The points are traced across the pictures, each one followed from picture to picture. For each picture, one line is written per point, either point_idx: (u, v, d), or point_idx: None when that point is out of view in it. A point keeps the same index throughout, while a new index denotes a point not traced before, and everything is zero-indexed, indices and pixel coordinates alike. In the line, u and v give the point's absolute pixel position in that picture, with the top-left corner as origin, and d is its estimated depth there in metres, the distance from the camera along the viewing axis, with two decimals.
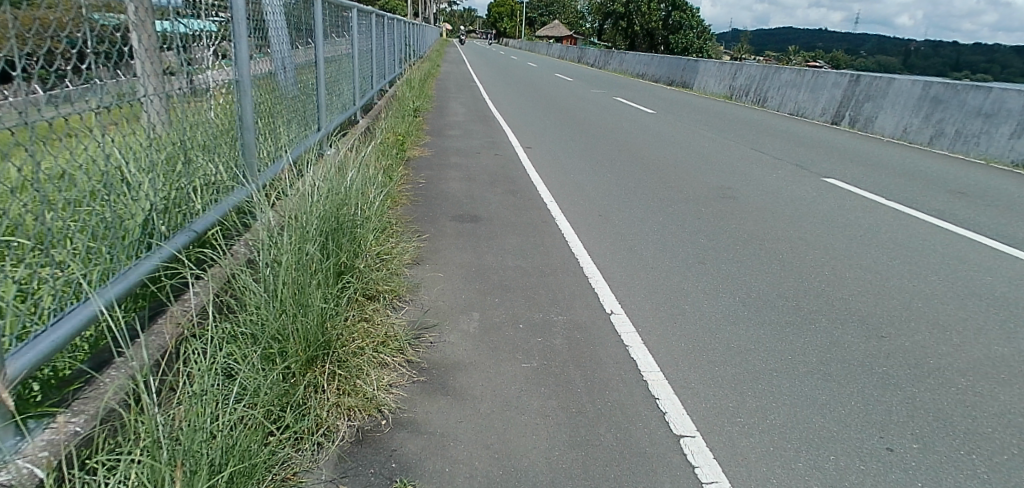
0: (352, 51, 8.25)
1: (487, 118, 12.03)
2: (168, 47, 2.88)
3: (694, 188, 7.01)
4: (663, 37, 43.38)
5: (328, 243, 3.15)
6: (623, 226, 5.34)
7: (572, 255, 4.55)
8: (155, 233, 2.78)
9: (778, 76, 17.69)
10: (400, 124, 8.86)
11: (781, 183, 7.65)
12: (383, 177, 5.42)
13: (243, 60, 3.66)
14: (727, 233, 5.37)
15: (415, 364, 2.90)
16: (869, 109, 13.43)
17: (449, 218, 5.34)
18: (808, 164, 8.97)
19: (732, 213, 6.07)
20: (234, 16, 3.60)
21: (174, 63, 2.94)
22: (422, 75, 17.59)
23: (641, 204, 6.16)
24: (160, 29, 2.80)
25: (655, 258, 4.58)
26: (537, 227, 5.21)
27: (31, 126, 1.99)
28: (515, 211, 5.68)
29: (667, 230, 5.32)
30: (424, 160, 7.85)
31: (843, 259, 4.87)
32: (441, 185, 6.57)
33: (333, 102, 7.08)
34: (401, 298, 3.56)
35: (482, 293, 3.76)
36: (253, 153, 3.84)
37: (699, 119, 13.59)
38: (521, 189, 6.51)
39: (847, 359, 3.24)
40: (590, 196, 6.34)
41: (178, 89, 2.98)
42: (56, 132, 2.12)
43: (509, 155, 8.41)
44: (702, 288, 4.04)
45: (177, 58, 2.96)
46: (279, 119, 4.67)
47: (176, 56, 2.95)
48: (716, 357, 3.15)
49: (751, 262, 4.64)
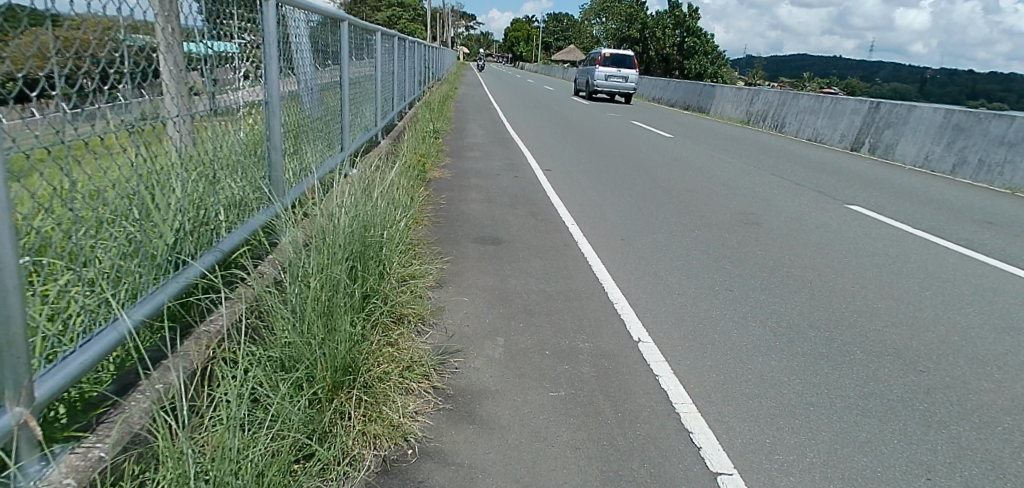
0: (374, 72, 8.34)
1: (507, 140, 12.10)
2: (195, 68, 2.90)
3: (716, 213, 6.94)
4: (678, 63, 43.74)
5: (355, 266, 3.11)
6: (646, 252, 5.28)
7: (595, 280, 4.49)
8: (182, 252, 2.78)
9: (795, 102, 18.42)
10: (421, 145, 8.91)
11: (805, 209, 7.56)
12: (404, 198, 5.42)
13: (273, 81, 3.74)
14: (753, 260, 5.28)
15: (441, 391, 2.82)
16: (889, 136, 14.08)
17: (471, 240, 5.32)
18: (831, 191, 8.87)
19: (756, 239, 5.98)
20: (265, 38, 3.65)
21: (200, 84, 2.95)
22: (442, 98, 17.83)
23: (663, 229, 6.10)
24: (188, 50, 2.82)
25: (681, 284, 4.51)
26: (559, 251, 5.16)
27: (67, 146, 2.01)
28: (537, 234, 5.64)
29: (692, 256, 5.25)
30: (445, 181, 7.88)
31: (873, 288, 4.76)
32: (462, 206, 6.57)
33: (356, 123, 7.14)
34: (426, 321, 3.49)
35: (506, 317, 3.70)
36: (279, 173, 3.87)
37: (717, 143, 13.55)
38: (542, 212, 6.48)
39: (886, 394, 3.12)
40: (613, 220, 6.31)
41: (203, 109, 2.97)
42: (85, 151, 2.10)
43: (529, 177, 8.40)
44: (730, 317, 3.94)
45: (203, 79, 2.98)
46: (305, 142, 4.72)
47: (202, 77, 2.96)
48: (750, 389, 3.05)
49: (780, 292, 4.53)
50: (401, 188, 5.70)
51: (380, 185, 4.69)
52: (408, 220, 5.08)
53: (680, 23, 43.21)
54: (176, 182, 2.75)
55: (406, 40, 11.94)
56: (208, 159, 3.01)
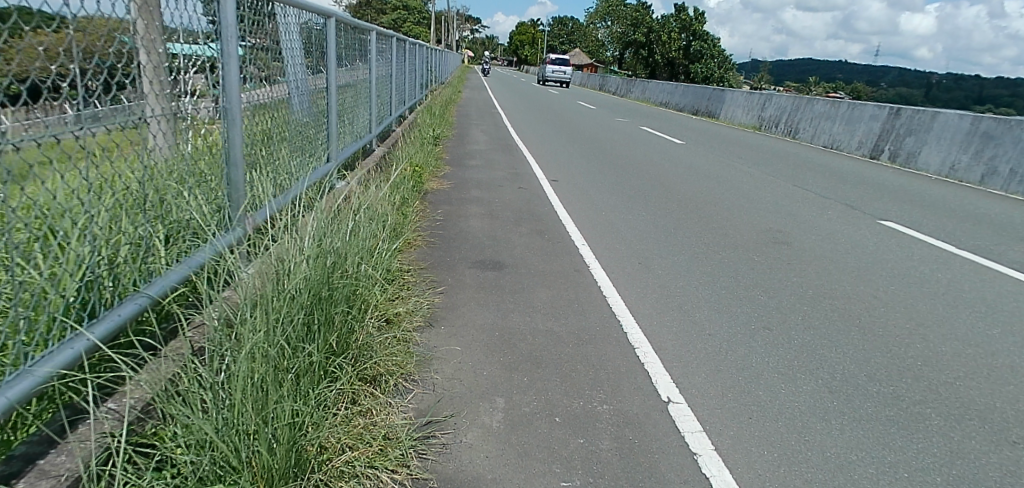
0: (369, 75, 7.79)
1: (511, 147, 11.51)
2: (184, 70, 2.88)
3: (740, 231, 6.33)
4: (685, 67, 43.14)
5: (314, 318, 2.49)
6: (668, 278, 4.67)
7: (612, 316, 3.88)
8: (91, 304, 2.20)
9: (811, 108, 17.77)
10: (419, 153, 8.32)
11: (835, 225, 6.94)
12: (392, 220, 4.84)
13: (232, 83, 3.12)
14: (788, 288, 4.67)
15: (421, 483, 2.19)
16: (912, 143, 13.44)
17: (469, 264, 4.71)
18: (860, 204, 8.26)
19: (788, 262, 5.37)
20: (223, 31, 3.06)
21: (202, 85, 3.05)
22: (444, 102, 17.30)
23: (683, 250, 5.49)
24: (177, 52, 2.80)
25: (711, 322, 3.89)
26: (569, 278, 4.56)
27: (58, 140, 2.00)
28: (543, 257, 5.03)
29: (719, 284, 4.63)
30: (443, 193, 7.29)
31: (930, 325, 4.15)
32: (461, 223, 5.98)
33: (347, 130, 6.56)
34: (409, 378, 2.88)
35: (507, 369, 3.08)
36: (240, 192, 3.29)
37: (732, 151, 12.91)
38: (549, 230, 5.88)
39: (980, 478, 2.51)
40: (627, 240, 5.70)
41: (202, 110, 3.04)
42: (62, 149, 2.02)
43: (535, 189, 7.81)
44: (774, 368, 3.32)
45: (207, 80, 3.07)
46: (279, 156, 4.16)
47: (205, 78, 3.06)
48: (812, 473, 2.43)
49: (827, 331, 3.91)
50: (389, 207, 5.12)
51: (360, 206, 4.07)
52: (394, 245, 4.48)
53: (686, 27, 42.68)
54: (96, 208, 2.29)
55: (406, 41, 11.37)
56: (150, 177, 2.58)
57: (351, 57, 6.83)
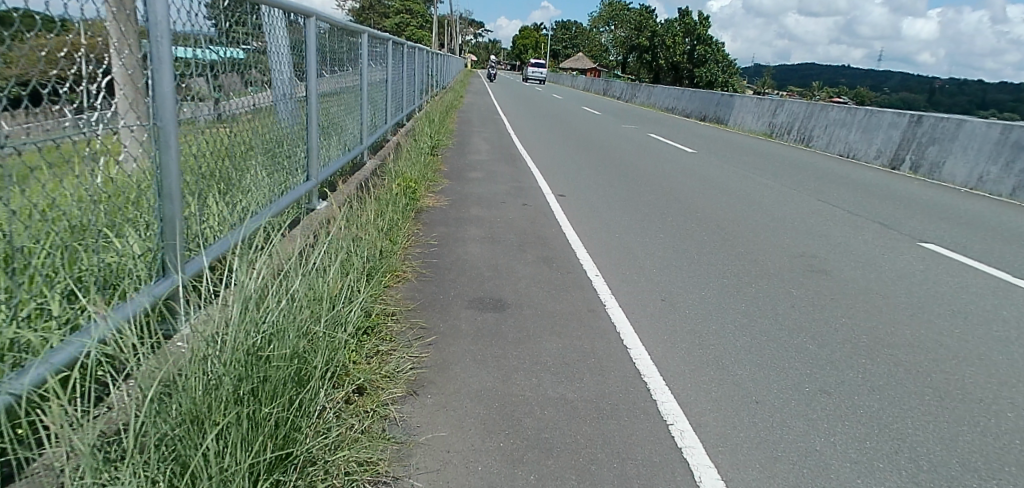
0: (361, 83, 7.20)
1: (514, 157, 10.88)
2: (198, 75, 3.14)
3: (770, 257, 5.66)
4: (689, 71, 42.39)
5: (235, 430, 1.83)
6: (697, 321, 4.00)
7: (636, 376, 3.22)
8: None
9: (824, 114, 17.11)
10: (413, 167, 7.69)
11: (872, 249, 6.27)
12: (373, 254, 4.25)
13: (166, 96, 2.53)
14: (837, 332, 4.00)
15: None
16: (935, 153, 12.77)
17: (466, 303, 4.05)
18: (893, 223, 7.58)
19: (830, 298, 4.70)
20: (153, 29, 2.45)
21: (203, 90, 3.20)
22: (445, 108, 16.69)
23: (710, 281, 4.84)
24: (187, 56, 2.98)
25: (756, 384, 3.23)
26: (582, 320, 3.90)
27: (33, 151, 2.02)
28: (551, 293, 4.37)
29: (758, 328, 3.96)
30: (440, 210, 6.65)
31: (1012, 382, 3.48)
32: (458, 248, 5.33)
33: (332, 143, 5.95)
34: (379, 481, 2.23)
35: (508, 463, 2.42)
36: (177, 230, 2.68)
37: (746, 161, 12.25)
38: (557, 257, 5.22)
39: None
40: (646, 269, 5.04)
41: (203, 115, 3.18)
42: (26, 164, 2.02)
43: (540, 205, 7.15)
44: (842, 454, 2.67)
45: (207, 84, 3.24)
46: (228, 183, 3.55)
47: (206, 83, 3.23)
48: None
49: (894, 395, 3.25)
50: (375, 235, 4.51)
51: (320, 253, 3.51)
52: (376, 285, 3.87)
53: (690, 32, 42.03)
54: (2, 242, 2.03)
55: (405, 45, 10.81)
56: (30, 216, 2.07)
57: (337, 63, 6.19)
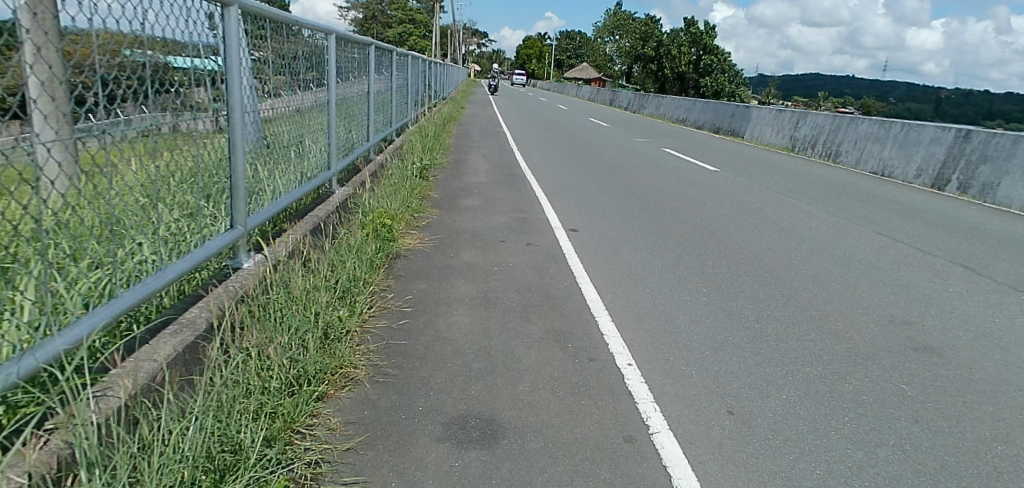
0: (331, 97, 5.89)
1: (516, 179, 9.55)
2: (195, 86, 3.20)
3: (848, 326, 4.30)
4: (694, 81, 40.92)
5: None
6: (789, 461, 2.66)
7: None
8: None
9: (852, 128, 15.76)
10: (394, 197, 6.37)
11: (969, 307, 4.92)
12: (299, 356, 2.90)
13: None
14: (999, 479, 2.66)
15: None
16: (987, 172, 11.39)
17: (442, 428, 2.70)
18: (977, 266, 6.20)
19: (956, 400, 3.34)
20: None
21: (202, 99, 3.27)
22: (440, 122, 15.40)
23: (786, 374, 3.48)
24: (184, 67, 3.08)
25: None
26: (619, 466, 2.54)
27: None
28: (569, 402, 3.01)
29: (882, 475, 2.62)
30: (422, 255, 5.31)
31: None
32: (440, 316, 3.99)
33: (281, 172, 4.62)
34: None
35: None
36: None
37: (777, 181, 10.88)
38: (573, 331, 3.86)
39: None
40: (695, 352, 3.69)
41: (200, 126, 3.27)
42: None
43: (547, 246, 5.81)
44: None
45: (207, 94, 3.29)
46: (115, 230, 2.73)
47: (205, 92, 3.28)
48: None
49: None
50: (303, 325, 3.09)
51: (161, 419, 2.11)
52: (282, 425, 2.47)
53: (697, 41, 40.77)
54: None
55: (394, 53, 9.53)
56: None
57: (292, 74, 4.82)
